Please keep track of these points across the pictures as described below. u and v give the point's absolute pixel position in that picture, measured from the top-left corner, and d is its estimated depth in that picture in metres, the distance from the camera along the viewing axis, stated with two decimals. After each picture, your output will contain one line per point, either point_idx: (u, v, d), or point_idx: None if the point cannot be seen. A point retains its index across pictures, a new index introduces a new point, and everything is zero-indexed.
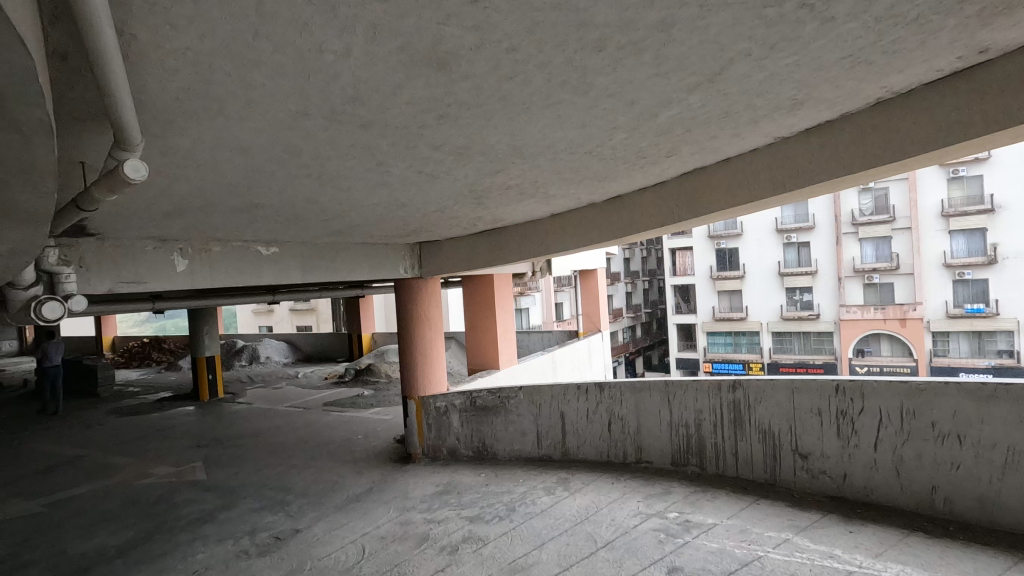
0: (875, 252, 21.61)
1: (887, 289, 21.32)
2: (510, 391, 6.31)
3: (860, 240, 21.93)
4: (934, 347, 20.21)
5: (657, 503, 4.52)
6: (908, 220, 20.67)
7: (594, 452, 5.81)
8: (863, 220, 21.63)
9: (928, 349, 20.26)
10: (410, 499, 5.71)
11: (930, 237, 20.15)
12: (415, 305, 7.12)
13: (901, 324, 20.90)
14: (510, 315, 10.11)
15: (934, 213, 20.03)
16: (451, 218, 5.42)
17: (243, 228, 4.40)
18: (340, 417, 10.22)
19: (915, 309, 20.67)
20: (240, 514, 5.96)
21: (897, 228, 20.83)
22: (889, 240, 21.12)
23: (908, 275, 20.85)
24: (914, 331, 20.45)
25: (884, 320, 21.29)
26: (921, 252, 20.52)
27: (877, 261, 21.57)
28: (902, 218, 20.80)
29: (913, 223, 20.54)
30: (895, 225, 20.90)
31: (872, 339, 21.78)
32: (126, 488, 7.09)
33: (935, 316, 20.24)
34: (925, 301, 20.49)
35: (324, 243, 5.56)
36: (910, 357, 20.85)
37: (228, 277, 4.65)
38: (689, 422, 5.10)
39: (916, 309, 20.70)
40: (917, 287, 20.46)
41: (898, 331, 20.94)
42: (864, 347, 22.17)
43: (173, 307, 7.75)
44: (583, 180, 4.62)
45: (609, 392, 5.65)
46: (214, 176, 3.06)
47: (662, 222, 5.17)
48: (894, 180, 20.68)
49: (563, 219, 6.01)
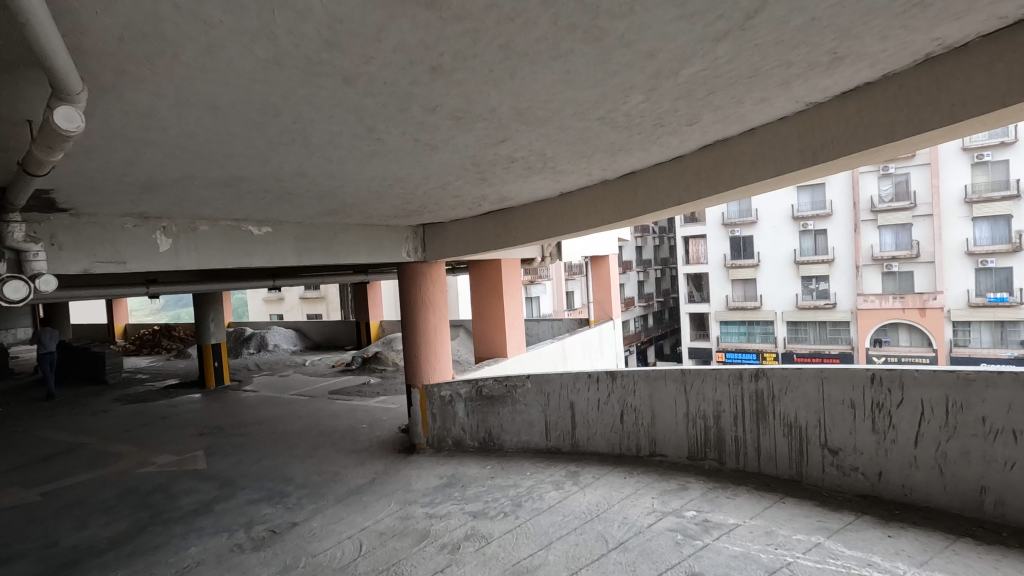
0: (895, 240, 21.02)
1: (906, 278, 20.75)
2: (517, 380, 6.05)
3: (879, 228, 21.32)
4: (954, 338, 20.02)
5: (673, 500, 4.22)
6: (929, 207, 19.94)
7: (605, 444, 5.51)
8: (882, 207, 21.00)
9: (948, 339, 20.07)
10: (412, 492, 5.47)
11: (952, 225, 19.56)
12: (418, 290, 6.82)
13: (921, 314, 20.37)
14: (518, 302, 9.81)
15: (957, 199, 19.42)
16: (454, 197, 5.12)
17: (230, 205, 4.11)
18: (344, 405, 10.04)
19: (936, 299, 20.11)
20: (237, 506, 5.77)
21: (917, 215, 20.20)
22: (910, 227, 20.54)
23: (929, 264, 20.28)
24: (934, 322, 19.96)
25: (903, 310, 20.79)
26: (943, 239, 19.86)
27: (896, 249, 21.00)
28: (923, 205, 20.08)
29: (934, 210, 19.86)
30: (916, 212, 20.26)
31: (890, 329, 21.32)
32: (125, 477, 6.93)
33: (956, 305, 19.84)
34: (946, 290, 19.98)
35: (320, 223, 5.27)
36: (930, 348, 20.53)
37: (215, 258, 4.38)
38: (707, 414, 4.78)
39: (937, 298, 20.11)
40: (938, 276, 19.96)
41: (918, 321, 20.43)
42: (882, 337, 21.71)
43: (170, 291, 7.53)
44: (594, 153, 4.28)
45: (621, 381, 5.34)
46: (185, 142, 2.77)
47: (679, 200, 4.82)
48: (915, 165, 20.09)
49: (574, 198, 5.67)
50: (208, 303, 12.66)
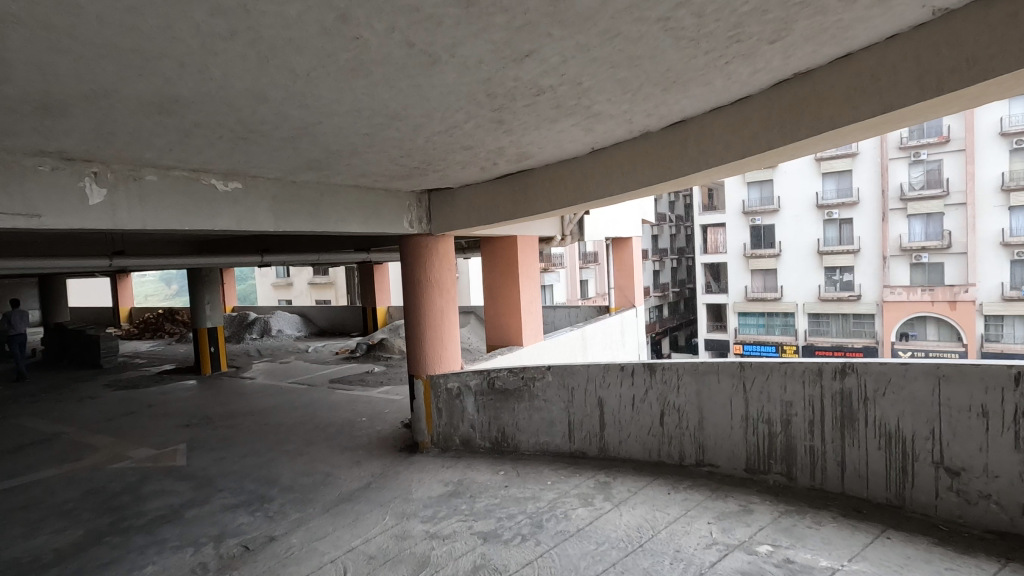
0: (924, 230, 19.69)
1: (936, 270, 19.51)
2: (535, 371, 5.19)
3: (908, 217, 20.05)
4: (985, 331, 18.91)
5: (737, 529, 3.34)
6: (963, 195, 18.81)
7: (640, 449, 4.63)
8: (912, 194, 19.78)
9: (979, 333, 18.95)
10: (411, 502, 4.62)
11: (986, 214, 18.53)
12: (424, 268, 5.93)
13: (950, 307, 19.13)
14: (535, 286, 8.86)
15: (992, 186, 18.32)
16: (463, 151, 4.22)
17: (179, 149, 3.24)
18: (345, 395, 9.25)
19: (967, 291, 18.86)
20: (210, 513, 4.98)
21: (950, 203, 18.98)
22: (942, 216, 19.32)
23: (960, 255, 19.06)
24: (965, 316, 18.78)
25: (931, 302, 19.56)
26: (977, 229, 18.77)
27: (926, 240, 19.69)
28: (957, 192, 18.93)
29: (969, 198, 18.68)
30: (949, 200, 19.03)
31: (917, 322, 20.04)
32: (94, 474, 6.17)
33: (988, 299, 18.51)
34: (977, 283, 18.76)
35: (302, 181, 4.42)
36: (959, 342, 19.35)
37: (167, 217, 3.54)
38: (773, 417, 3.88)
39: (967, 291, 18.86)
40: (969, 269, 18.80)
41: (947, 314, 19.18)
42: (907, 330, 20.40)
43: (136, 264, 6.63)
44: (642, 85, 3.34)
45: (661, 375, 4.46)
46: (68, 20, 1.88)
47: (741, 154, 3.87)
48: (949, 152, 19.06)
49: (606, 156, 4.73)
50: (204, 284, 11.90)
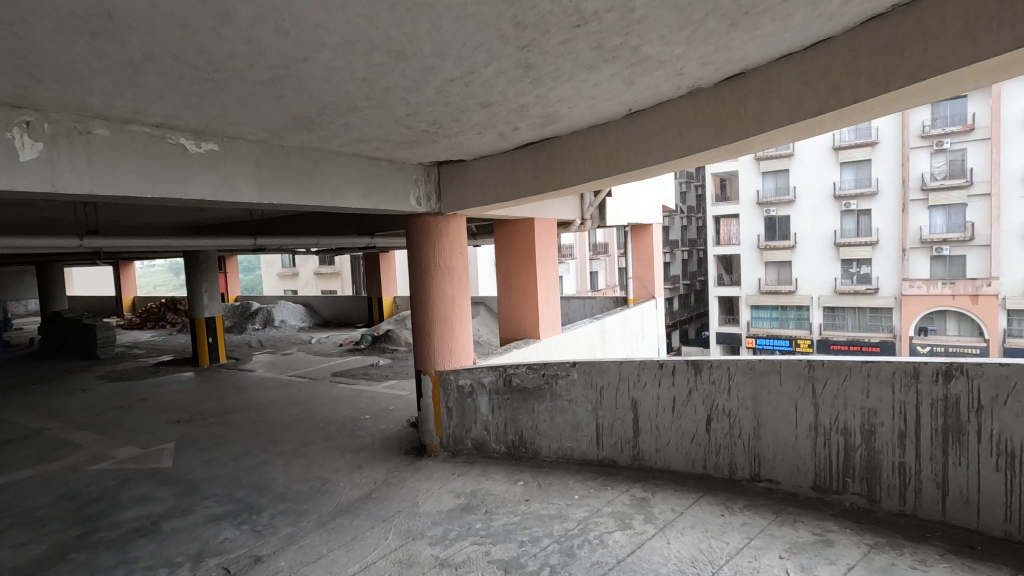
0: (946, 221, 18.55)
1: (956, 262, 18.19)
2: (559, 368, 4.57)
3: (929, 208, 18.98)
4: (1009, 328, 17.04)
5: (820, 570, 2.73)
6: (987, 185, 17.72)
7: (681, 459, 4.01)
8: (935, 184, 18.70)
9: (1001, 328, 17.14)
10: (418, 518, 4.02)
11: (1012, 205, 17.11)
12: (433, 252, 5.31)
13: (972, 301, 17.68)
14: (554, 275, 8.20)
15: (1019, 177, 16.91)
16: (481, 109, 3.57)
17: (133, 94, 2.62)
18: (348, 390, 8.68)
19: (989, 285, 17.55)
20: (191, 525, 4.41)
21: (974, 194, 17.82)
22: (964, 207, 17.99)
23: (984, 247, 17.65)
24: (987, 310, 17.29)
25: (951, 296, 18.24)
26: (1002, 220, 17.45)
27: (947, 232, 18.55)
28: (981, 182, 17.81)
29: (993, 188, 17.51)
30: (972, 191, 17.89)
31: (937, 317, 18.86)
32: (72, 477, 5.64)
33: (1012, 292, 16.98)
34: (1002, 276, 17.35)
35: (292, 147, 3.82)
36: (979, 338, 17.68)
37: (126, 182, 2.94)
38: (852, 427, 3.27)
39: (990, 285, 17.52)
40: (992, 261, 17.38)
41: (967, 309, 17.66)
42: (926, 325, 19.33)
43: (113, 245, 5.74)
44: (707, 17, 2.68)
45: (708, 375, 3.83)
46: None
47: (816, 109, 3.20)
48: (973, 140, 17.65)
49: (646, 120, 4.05)
50: (202, 273, 11.30)
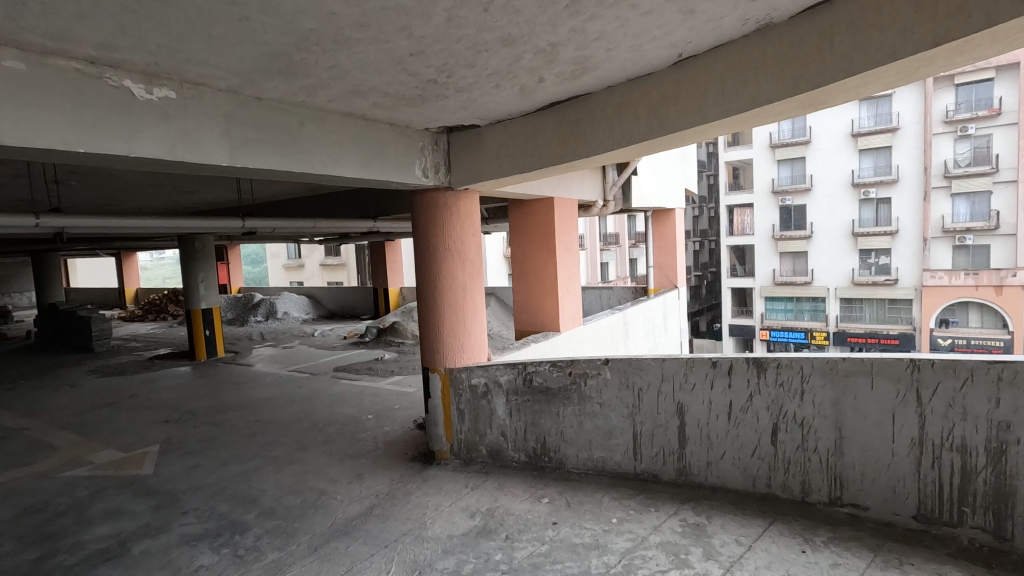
0: (970, 210, 18.04)
1: (980, 252, 17.78)
2: (588, 365, 3.90)
3: (952, 196, 18.34)
4: None
5: None
6: (1014, 172, 17.17)
7: (738, 475, 3.34)
8: (958, 172, 18.07)
9: None
10: (427, 544, 3.38)
11: None
12: (442, 233, 4.64)
13: (996, 292, 17.11)
14: (574, 261, 7.52)
15: None
16: (501, 48, 2.89)
17: (41, 4, 1.94)
18: (350, 386, 8.08)
19: (1015, 275, 16.91)
20: (163, 547, 3.81)
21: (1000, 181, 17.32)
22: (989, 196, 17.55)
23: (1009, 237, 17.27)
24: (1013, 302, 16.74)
25: (976, 287, 17.65)
26: None
27: (971, 221, 18.01)
28: (1007, 169, 17.30)
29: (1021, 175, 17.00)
30: (997, 177, 17.37)
31: (958, 308, 18.25)
32: (42, 485, 5.06)
33: None
34: None
35: (269, 100, 3.15)
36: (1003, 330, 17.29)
37: (46, 132, 2.29)
38: (973, 444, 2.61)
39: (1016, 275, 16.91)
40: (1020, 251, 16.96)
41: (992, 301, 17.18)
42: (947, 316, 18.66)
43: (79, 225, 5.15)
44: None
45: (775, 377, 3.16)
46: None
47: (931, 41, 2.47)
48: (1000, 125, 17.11)
49: (701, 67, 3.33)
50: (197, 260, 10.77)
